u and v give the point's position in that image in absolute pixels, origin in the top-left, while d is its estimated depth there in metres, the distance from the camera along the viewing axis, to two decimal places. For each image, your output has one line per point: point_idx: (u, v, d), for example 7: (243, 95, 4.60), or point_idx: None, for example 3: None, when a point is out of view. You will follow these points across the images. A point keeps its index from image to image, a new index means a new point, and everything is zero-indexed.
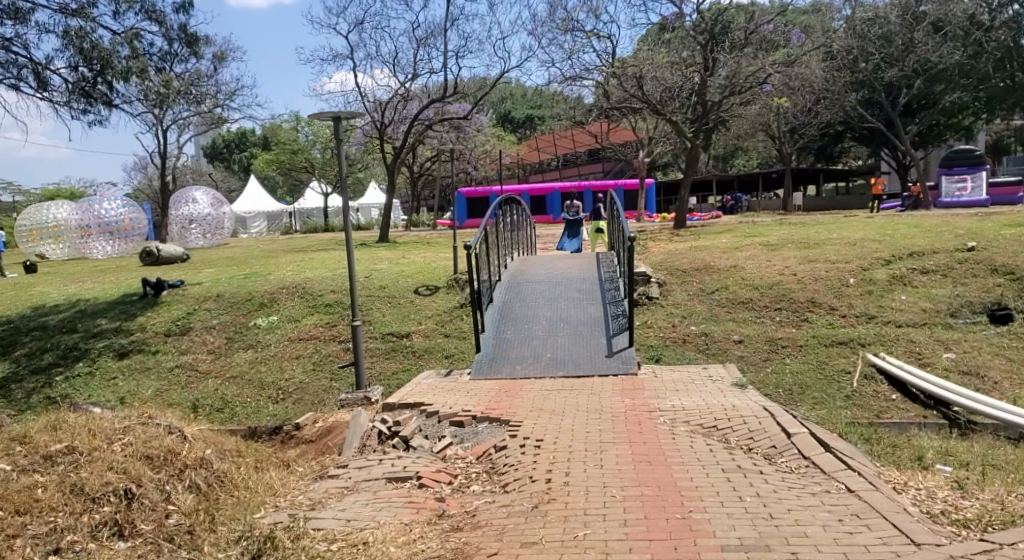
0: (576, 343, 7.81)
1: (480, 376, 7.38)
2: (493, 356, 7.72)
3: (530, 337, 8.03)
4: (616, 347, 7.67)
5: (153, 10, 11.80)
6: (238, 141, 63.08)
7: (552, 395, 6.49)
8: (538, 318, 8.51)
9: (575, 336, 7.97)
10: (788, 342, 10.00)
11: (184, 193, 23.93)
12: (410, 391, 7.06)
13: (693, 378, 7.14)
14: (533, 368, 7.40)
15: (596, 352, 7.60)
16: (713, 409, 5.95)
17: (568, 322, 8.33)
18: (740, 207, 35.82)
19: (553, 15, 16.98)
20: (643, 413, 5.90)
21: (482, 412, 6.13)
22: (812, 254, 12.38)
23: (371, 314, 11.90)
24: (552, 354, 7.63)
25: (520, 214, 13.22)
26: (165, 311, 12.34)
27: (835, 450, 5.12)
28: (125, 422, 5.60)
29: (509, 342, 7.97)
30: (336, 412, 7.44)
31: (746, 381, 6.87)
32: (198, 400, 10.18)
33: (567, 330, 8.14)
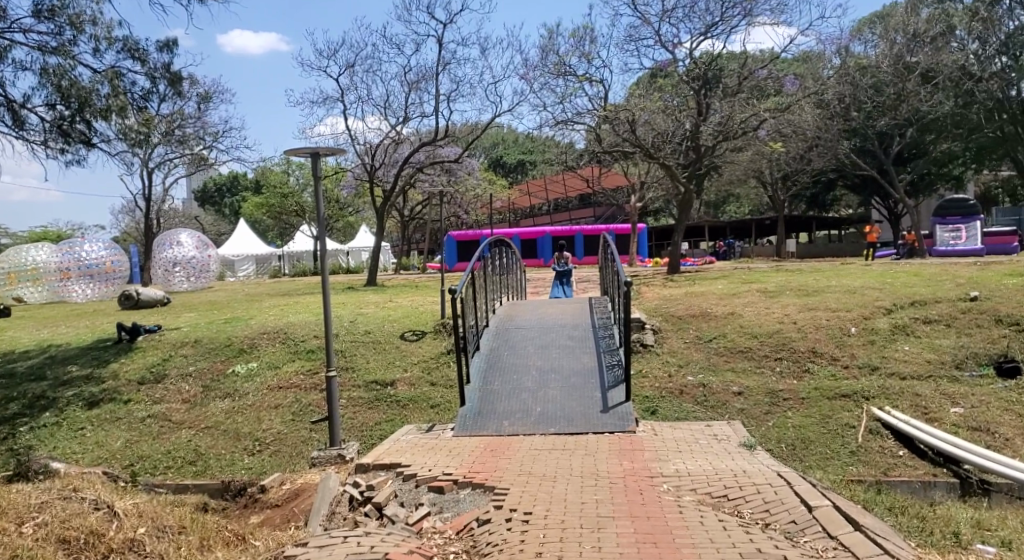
0: (569, 397, 7.36)
1: (465, 432, 6.91)
2: (479, 410, 7.26)
3: (519, 389, 7.58)
4: (611, 401, 7.23)
5: (136, 48, 11.59)
6: (228, 184, 63.09)
7: (542, 456, 6.04)
8: (527, 369, 8.07)
9: (567, 389, 7.53)
10: (788, 394, 9.62)
11: (169, 235, 23.49)
12: (389, 449, 6.60)
13: (696, 437, 6.71)
14: (522, 424, 6.94)
15: (590, 406, 7.15)
16: (722, 476, 5.50)
17: (559, 373, 7.90)
18: (733, 253, 35.66)
19: (545, 59, 16.91)
20: (644, 480, 5.45)
21: (464, 476, 5.66)
22: (811, 302, 12.06)
23: (354, 361, 11.43)
24: (542, 409, 7.18)
25: (510, 256, 12.89)
26: (140, 357, 11.84)
27: (865, 528, 4.64)
28: (44, 497, 5.37)
29: (497, 395, 7.52)
30: (306, 474, 7.00)
31: (754, 442, 6.42)
32: (169, 452, 9.64)
33: (558, 382, 7.69)
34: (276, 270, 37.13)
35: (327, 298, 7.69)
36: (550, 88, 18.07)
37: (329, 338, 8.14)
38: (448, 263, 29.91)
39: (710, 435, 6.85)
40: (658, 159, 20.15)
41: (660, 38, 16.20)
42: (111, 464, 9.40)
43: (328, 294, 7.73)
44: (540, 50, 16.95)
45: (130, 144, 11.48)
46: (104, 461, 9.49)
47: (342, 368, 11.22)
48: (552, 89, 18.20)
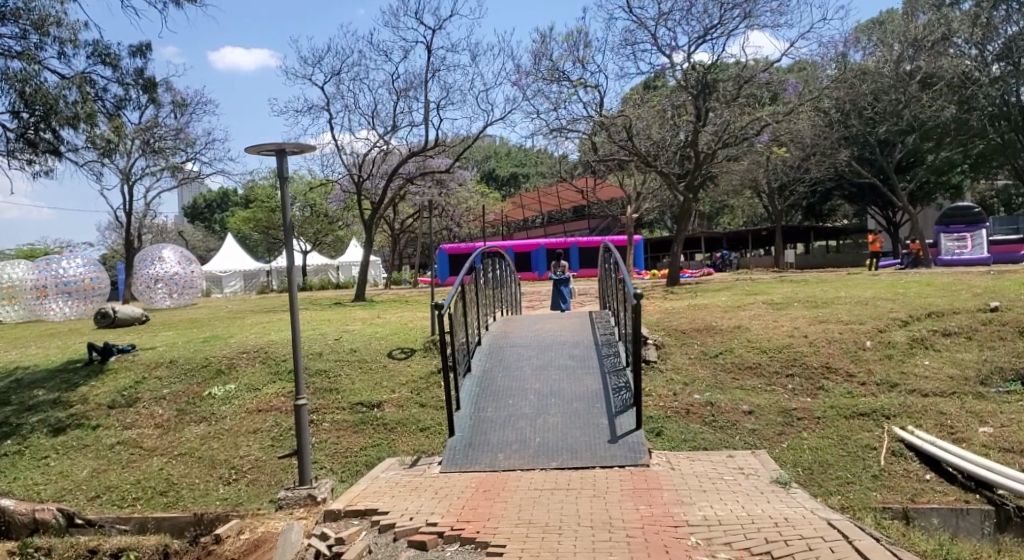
0: (572, 425, 6.72)
1: (453, 467, 6.24)
2: (470, 441, 6.59)
3: (516, 416, 6.93)
4: (620, 430, 6.59)
5: (106, 53, 10.97)
6: (219, 201, 62.50)
7: (546, 500, 5.36)
8: (524, 392, 7.43)
9: (570, 416, 6.88)
10: (802, 414, 9.00)
11: (150, 251, 22.70)
12: (366, 490, 5.95)
13: (719, 474, 6.06)
14: (518, 458, 6.28)
15: (597, 437, 6.50)
16: (760, 525, 4.84)
17: (560, 397, 7.26)
18: (729, 266, 35.15)
19: (538, 64, 16.37)
20: (667, 531, 4.78)
21: (451, 528, 4.97)
22: (822, 314, 11.45)
23: (339, 381, 10.75)
24: (542, 440, 6.52)
25: (503, 268, 12.26)
26: (111, 380, 11.14)
27: None
28: None
29: (490, 423, 6.86)
30: (272, 519, 6.35)
31: (786, 479, 5.77)
32: (139, 482, 8.94)
33: (560, 408, 7.05)
34: (263, 285, 36.51)
35: (297, 316, 7.02)
36: (545, 94, 17.52)
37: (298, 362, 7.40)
38: (440, 277, 29.30)
39: (737, 471, 6.20)
40: (655, 167, 19.60)
41: (656, 41, 15.64)
42: (74, 498, 8.70)
43: (298, 311, 7.05)
44: (533, 55, 16.40)
45: (101, 154, 10.83)
46: (67, 494, 8.79)
47: (325, 390, 10.54)
48: (546, 96, 17.63)
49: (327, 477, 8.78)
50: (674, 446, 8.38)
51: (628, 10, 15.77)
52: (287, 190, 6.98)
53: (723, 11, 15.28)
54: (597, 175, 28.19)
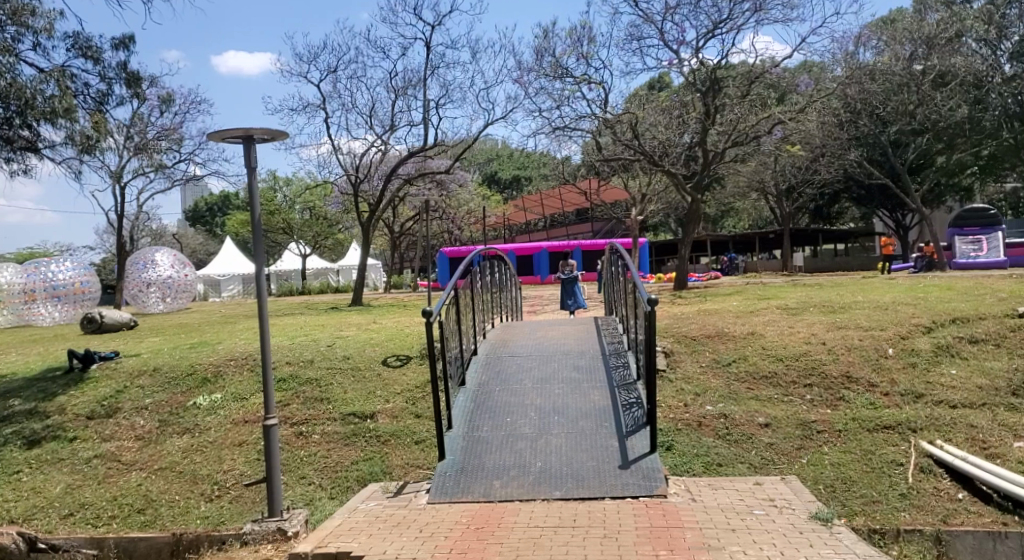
0: (577, 447, 6.17)
1: (444, 497, 5.70)
2: (463, 465, 6.04)
3: (513, 437, 6.38)
4: (631, 453, 6.03)
5: (87, 45, 10.48)
6: (219, 203, 62.28)
7: (549, 542, 4.80)
8: (523, 408, 6.87)
9: (575, 437, 6.33)
10: (822, 426, 8.44)
11: (142, 253, 22.18)
12: (347, 525, 5.39)
13: (745, 509, 5.51)
14: (517, 486, 5.73)
15: (606, 461, 5.94)
16: None
17: (564, 413, 6.71)
18: (736, 269, 34.58)
19: (540, 60, 15.83)
20: None
21: None
22: (840, 319, 10.89)
23: (330, 390, 10.20)
24: (543, 464, 5.98)
25: (503, 271, 11.74)
26: (91, 389, 10.59)
27: None
28: None
29: (486, 445, 6.32)
30: None
31: (825, 515, 5.22)
32: (116, 499, 8.40)
33: (564, 427, 6.49)
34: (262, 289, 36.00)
35: (267, 324, 6.31)
36: (547, 92, 17.02)
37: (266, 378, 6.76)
38: (441, 281, 28.78)
39: (766, 506, 5.64)
40: (662, 166, 19.07)
41: (663, 36, 15.08)
42: (45, 516, 8.16)
43: (267, 319, 6.34)
44: (535, 52, 15.88)
45: (83, 153, 10.31)
46: (38, 512, 8.24)
47: (315, 400, 9.99)
48: (549, 93, 17.12)
49: (316, 494, 8.25)
50: (687, 464, 7.85)
51: (634, 5, 15.24)
52: (255, 185, 6.30)
53: (733, 4, 14.73)
54: (600, 176, 27.69)
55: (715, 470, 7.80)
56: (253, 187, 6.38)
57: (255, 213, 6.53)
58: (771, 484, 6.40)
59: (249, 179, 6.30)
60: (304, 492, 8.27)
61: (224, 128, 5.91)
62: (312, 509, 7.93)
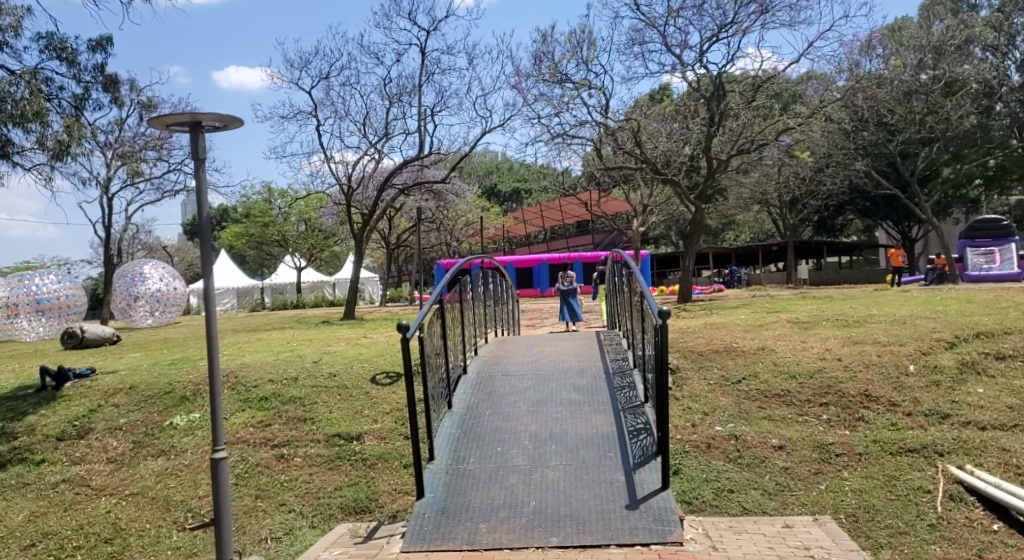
0: (578, 482, 5.58)
1: (424, 544, 5.09)
2: (446, 504, 5.45)
3: (504, 470, 5.78)
4: (640, 491, 5.43)
5: (62, 47, 9.99)
6: (218, 217, 62.19)
7: None
8: (517, 436, 6.28)
9: (575, 470, 5.74)
10: (841, 449, 7.84)
11: (131, 266, 21.62)
12: None
13: (777, 559, 4.96)
14: (507, 530, 5.13)
15: (610, 501, 5.35)
16: None
17: (563, 442, 6.13)
18: (740, 282, 34.04)
19: (540, 66, 15.36)
20: None
21: None
22: (855, 334, 10.31)
23: (315, 409, 9.62)
24: (538, 503, 5.38)
25: (498, 283, 11.19)
26: (63, 408, 9.99)
27: None
28: None
29: (473, 479, 5.72)
30: None
31: None
32: (81, 528, 7.77)
33: (562, 459, 5.90)
34: (256, 303, 35.56)
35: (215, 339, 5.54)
36: (546, 98, 16.58)
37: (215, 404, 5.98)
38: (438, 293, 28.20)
39: (800, 558, 5.09)
40: (665, 175, 18.61)
41: (666, 40, 14.59)
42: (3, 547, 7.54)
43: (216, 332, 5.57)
44: (534, 57, 15.41)
45: (55, 161, 9.77)
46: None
47: (299, 420, 9.42)
48: (548, 100, 16.64)
49: (295, 522, 7.66)
50: (696, 490, 7.26)
51: (635, 8, 14.78)
52: (202, 181, 5.58)
53: (739, 6, 14.24)
54: (600, 187, 27.26)
55: (726, 497, 7.21)
56: (200, 184, 5.64)
57: (203, 214, 5.75)
58: (800, 530, 5.88)
59: (197, 175, 5.61)
60: (283, 521, 7.68)
61: (169, 112, 5.27)
62: (290, 540, 7.35)
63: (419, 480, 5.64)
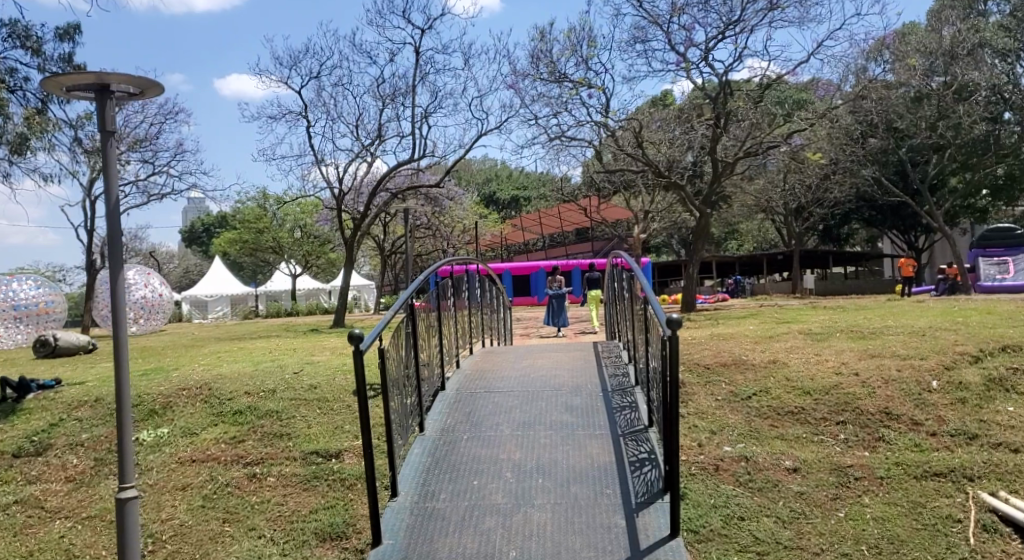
0: (568, 527, 4.89)
1: None
2: (411, 551, 4.76)
3: (482, 510, 5.11)
4: (642, 537, 4.74)
5: (27, 35, 9.40)
6: (215, 224, 61.89)
7: None
8: (499, 467, 5.62)
9: (565, 511, 5.06)
10: (861, 472, 7.17)
11: (112, 271, 21.04)
12: None
13: None
14: None
15: (606, 552, 4.65)
16: None
17: (553, 476, 5.46)
18: (743, 291, 33.43)
19: (537, 64, 14.77)
20: None
21: None
22: (872, 347, 9.68)
23: (292, 424, 8.98)
24: (521, 552, 4.69)
25: (490, 291, 10.61)
26: (22, 422, 9.35)
27: None
28: None
29: (444, 520, 5.04)
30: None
31: None
32: (30, 555, 7.05)
33: (551, 496, 5.23)
34: (248, 311, 35.09)
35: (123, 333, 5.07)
36: (545, 98, 16.00)
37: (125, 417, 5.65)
38: None
39: None
40: (667, 180, 18.09)
41: (669, 39, 14.01)
42: None
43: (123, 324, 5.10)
44: (531, 55, 14.84)
45: (13, 156, 9.13)
46: None
47: (274, 435, 8.77)
48: (545, 100, 16.06)
49: (265, 549, 6.94)
50: (702, 517, 6.57)
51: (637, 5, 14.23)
52: (108, 153, 5.15)
53: (745, 3, 13.65)
54: (600, 194, 26.67)
55: (736, 525, 6.52)
56: (106, 160, 5.21)
57: (111, 197, 5.20)
58: None
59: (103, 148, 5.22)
60: (251, 548, 6.97)
61: (71, 71, 5.05)
62: None
63: (378, 522, 4.96)
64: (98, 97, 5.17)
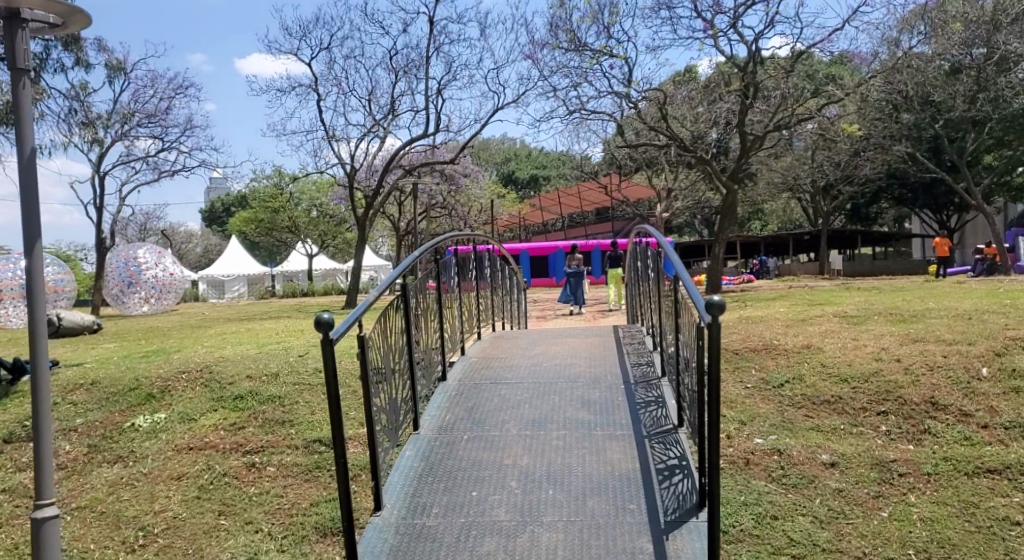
0: (584, 551, 4.31)
1: None
2: None
3: (483, 528, 4.56)
4: None
5: None
6: (234, 204, 61.76)
7: None
8: (505, 476, 5.08)
9: (579, 531, 4.48)
10: (905, 468, 6.55)
11: (123, 251, 20.76)
12: None
13: None
14: None
15: None
16: None
17: (567, 488, 4.90)
18: (769, 272, 32.64)
19: (556, 32, 14.10)
20: None
21: None
22: (914, 332, 9.03)
23: (295, 411, 8.52)
24: None
25: (503, 273, 10.08)
26: (14, 405, 8.98)
27: None
28: None
29: (439, 539, 4.49)
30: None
31: None
32: (15, 548, 6.61)
33: (563, 511, 4.67)
34: (263, 291, 34.91)
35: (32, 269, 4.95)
36: (564, 70, 15.35)
37: (42, 417, 5.04)
38: None
39: None
40: (693, 154, 17.40)
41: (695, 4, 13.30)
42: None
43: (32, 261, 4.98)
44: (550, 23, 14.18)
45: None
46: None
47: (276, 422, 8.31)
48: (564, 71, 15.40)
49: (262, 545, 6.43)
50: (732, 516, 6.00)
51: None
52: (19, 90, 4.85)
53: None
54: (621, 171, 25.96)
55: (769, 524, 5.93)
56: (18, 99, 4.89)
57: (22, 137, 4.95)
58: None
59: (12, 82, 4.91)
60: (248, 543, 6.46)
61: None
62: None
63: (358, 543, 4.39)
64: (7, 25, 4.86)
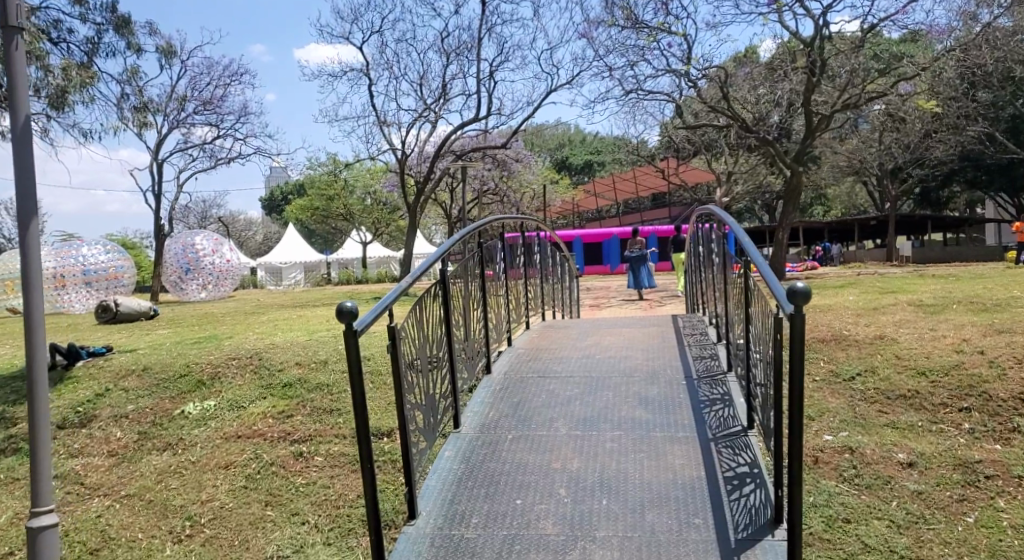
0: None
1: None
2: None
3: (529, 541, 4.27)
4: None
5: None
6: (293, 192, 62.72)
7: None
8: (555, 482, 4.77)
9: (636, 548, 4.15)
10: (993, 470, 6.02)
11: (180, 237, 21.08)
12: None
13: None
14: None
15: None
16: None
17: (625, 498, 4.57)
18: (833, 259, 31.55)
19: (611, 9, 13.62)
20: None
21: None
22: (998, 322, 8.39)
23: (343, 400, 8.35)
24: None
25: (555, 259, 9.76)
26: (69, 391, 9.03)
27: None
28: None
29: (482, 552, 4.20)
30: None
31: None
32: (66, 535, 6.58)
33: (619, 525, 4.34)
34: (319, 278, 35.23)
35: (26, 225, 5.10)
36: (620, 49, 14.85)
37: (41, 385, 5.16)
38: None
39: None
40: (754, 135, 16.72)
41: None
42: None
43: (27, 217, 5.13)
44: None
45: (53, 111, 8.99)
46: None
47: (323, 411, 8.16)
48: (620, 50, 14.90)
49: (308, 538, 6.25)
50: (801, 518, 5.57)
51: None
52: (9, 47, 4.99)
53: None
54: (678, 155, 25.28)
55: (841, 528, 5.49)
56: (10, 62, 5.02)
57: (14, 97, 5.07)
58: None
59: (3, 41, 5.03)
60: (293, 536, 6.30)
61: None
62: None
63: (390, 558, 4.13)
64: None
